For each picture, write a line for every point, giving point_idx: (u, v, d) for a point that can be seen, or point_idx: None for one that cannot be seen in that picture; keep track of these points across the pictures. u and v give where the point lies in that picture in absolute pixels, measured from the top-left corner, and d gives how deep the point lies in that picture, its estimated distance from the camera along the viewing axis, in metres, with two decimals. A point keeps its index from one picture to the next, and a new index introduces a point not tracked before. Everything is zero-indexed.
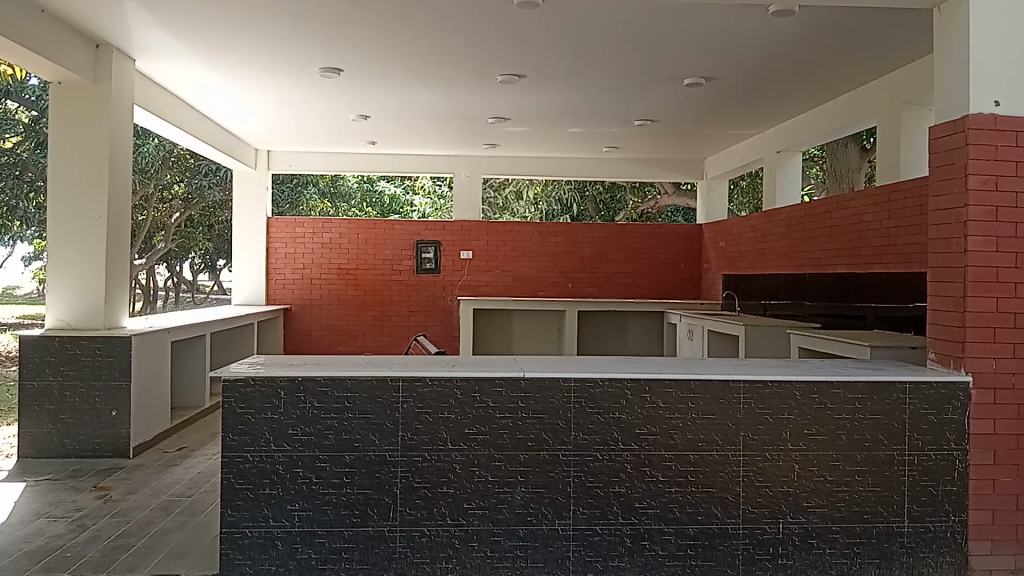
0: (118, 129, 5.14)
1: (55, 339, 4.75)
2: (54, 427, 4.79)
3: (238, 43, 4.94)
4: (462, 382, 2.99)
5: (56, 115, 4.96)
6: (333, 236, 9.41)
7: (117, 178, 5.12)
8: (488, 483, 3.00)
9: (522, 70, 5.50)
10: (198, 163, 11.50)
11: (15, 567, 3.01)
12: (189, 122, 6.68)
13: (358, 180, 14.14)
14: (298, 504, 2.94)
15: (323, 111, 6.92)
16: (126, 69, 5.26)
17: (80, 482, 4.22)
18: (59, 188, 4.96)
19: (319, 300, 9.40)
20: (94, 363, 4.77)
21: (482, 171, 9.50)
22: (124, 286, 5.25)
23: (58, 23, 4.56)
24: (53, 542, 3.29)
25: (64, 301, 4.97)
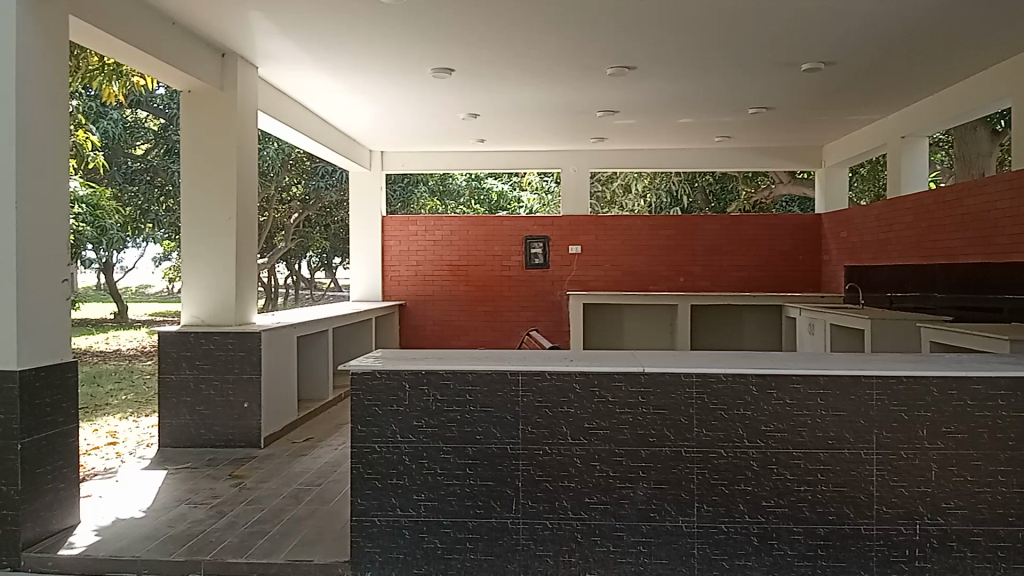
0: (245, 134, 5.36)
1: (190, 335, 5.00)
2: (190, 418, 5.04)
3: (352, 47, 5.07)
4: (581, 376, 2.99)
5: (185, 123, 5.22)
6: (443, 233, 9.56)
7: (244, 181, 5.35)
8: (609, 479, 2.98)
9: (633, 61, 5.42)
10: (315, 165, 12.03)
11: (162, 550, 3.19)
12: (309, 126, 6.94)
13: (466, 178, 14.42)
14: (424, 494, 3.01)
15: (434, 110, 7.04)
16: (249, 76, 5.47)
17: (218, 470, 4.43)
18: (191, 192, 5.23)
19: (432, 296, 9.57)
20: (226, 358, 5.00)
21: (590, 166, 9.47)
22: (253, 284, 5.48)
23: (187, 34, 4.79)
24: (194, 527, 3.47)
25: (199, 298, 5.25)
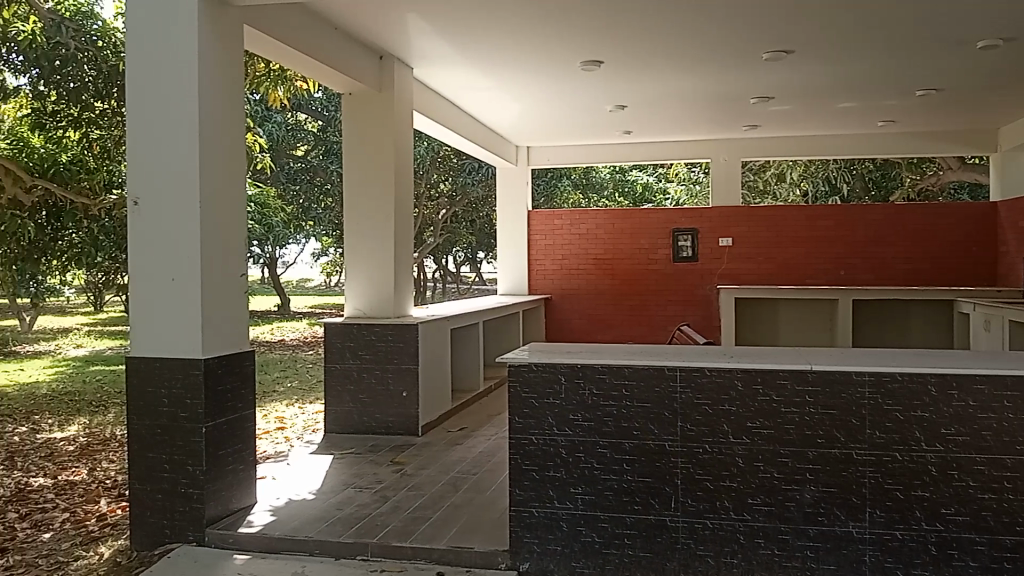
0: (402, 132, 5.54)
1: (353, 326, 5.24)
2: (353, 406, 5.28)
3: (507, 44, 5.14)
4: (743, 373, 2.91)
5: (347, 124, 5.46)
6: (590, 227, 9.56)
7: (402, 178, 5.53)
8: (774, 479, 2.89)
9: (791, 45, 5.24)
10: (462, 161, 12.18)
11: (332, 532, 3.36)
12: (460, 123, 7.09)
13: (611, 170, 14.37)
14: (581, 488, 3.02)
15: (582, 105, 7.06)
16: (405, 77, 5.65)
17: (379, 456, 4.62)
18: (353, 191, 5.46)
19: (578, 288, 9.59)
20: (385, 348, 5.20)
21: (741, 155, 9.21)
22: (411, 278, 5.67)
23: (349, 39, 5.00)
24: (361, 510, 3.63)
25: (359, 291, 5.49)
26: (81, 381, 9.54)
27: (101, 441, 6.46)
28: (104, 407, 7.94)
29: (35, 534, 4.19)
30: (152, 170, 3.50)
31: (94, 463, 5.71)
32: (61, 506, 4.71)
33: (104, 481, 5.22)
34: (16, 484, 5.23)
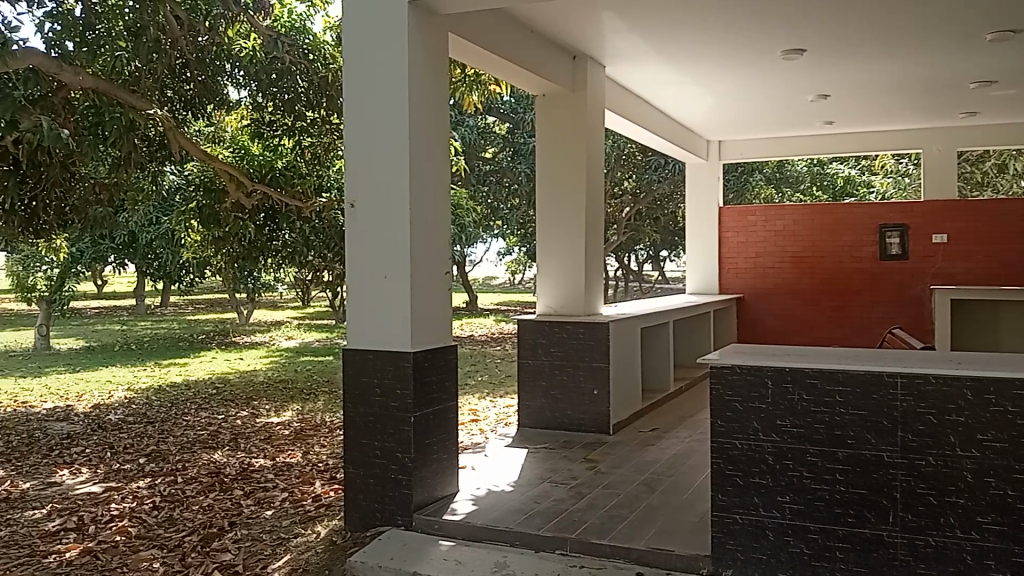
0: (595, 130, 5.55)
1: (546, 323, 5.33)
2: (545, 402, 5.37)
3: (707, 39, 5.07)
4: (973, 382, 2.69)
5: (541, 124, 5.55)
6: (786, 223, 9.17)
7: (595, 176, 5.54)
8: (1007, 498, 2.65)
9: (1020, 23, 4.78)
10: (648, 158, 12.12)
11: (531, 525, 3.43)
12: (650, 119, 7.00)
13: (807, 163, 13.80)
14: (789, 496, 2.91)
15: (780, 96, 6.82)
16: (598, 75, 5.66)
17: (573, 453, 4.67)
18: (548, 190, 5.54)
19: (773, 288, 9.24)
20: (578, 345, 5.25)
21: (956, 145, 8.54)
22: (604, 276, 5.68)
23: (545, 41, 5.07)
24: (558, 505, 3.69)
25: (552, 289, 5.58)
26: (292, 370, 10.32)
27: (313, 427, 6.95)
28: (313, 394, 8.57)
29: (259, 511, 4.57)
30: (367, 174, 3.71)
31: (307, 447, 6.15)
32: (280, 485, 5.11)
33: (316, 465, 5.61)
34: (241, 463, 5.73)
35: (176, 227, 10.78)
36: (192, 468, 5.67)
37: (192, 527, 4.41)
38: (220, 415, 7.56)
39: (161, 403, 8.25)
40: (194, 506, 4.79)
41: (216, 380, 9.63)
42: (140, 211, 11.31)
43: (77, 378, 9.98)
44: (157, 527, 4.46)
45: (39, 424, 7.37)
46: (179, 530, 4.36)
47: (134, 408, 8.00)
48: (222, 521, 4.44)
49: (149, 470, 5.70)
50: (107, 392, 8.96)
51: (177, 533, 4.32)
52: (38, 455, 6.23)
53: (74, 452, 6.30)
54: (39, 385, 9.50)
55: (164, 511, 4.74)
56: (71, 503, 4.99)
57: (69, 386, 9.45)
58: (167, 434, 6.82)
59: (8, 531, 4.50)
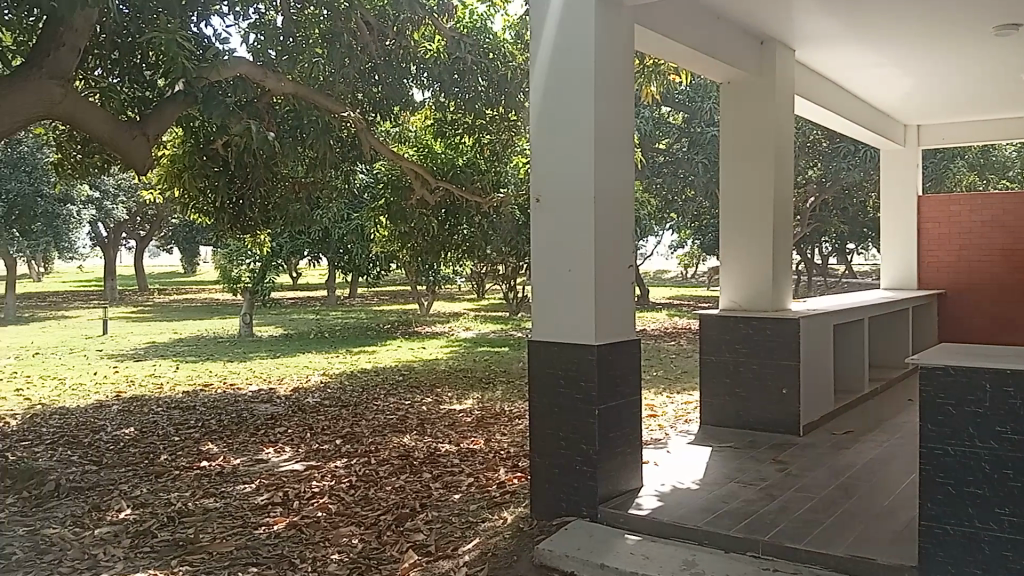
0: (784, 119, 5.33)
1: (730, 319, 5.20)
2: (730, 399, 5.24)
3: (909, 17, 4.74)
4: None
5: (726, 115, 5.41)
6: (996, 213, 8.47)
7: (783, 166, 5.33)
8: None
9: None
10: (834, 146, 11.60)
11: (720, 524, 3.37)
12: (842, 104, 6.65)
13: (1018, 148, 12.73)
14: (1009, 509, 2.67)
15: (990, 76, 6.29)
16: (788, 61, 5.43)
17: (761, 452, 4.53)
18: (732, 183, 5.40)
19: (980, 283, 8.53)
20: (764, 341, 5.08)
21: None
22: (792, 271, 5.46)
23: (730, 28, 4.92)
24: (747, 506, 3.59)
25: (736, 283, 5.44)
26: (472, 360, 10.64)
27: (494, 415, 7.15)
28: (493, 384, 8.82)
29: (448, 494, 4.75)
30: (553, 168, 3.76)
31: (489, 434, 6.33)
32: (466, 471, 5.29)
33: (500, 452, 5.76)
34: (428, 448, 5.98)
35: (366, 222, 11.43)
36: (384, 451, 5.98)
37: (385, 506, 4.64)
38: (407, 400, 7.94)
39: (353, 387, 8.76)
40: (387, 487, 5.04)
41: (402, 367, 10.10)
42: (333, 207, 12.07)
43: (278, 363, 10.77)
44: (354, 505, 4.73)
45: (248, 405, 8.01)
46: (374, 509, 4.61)
47: (329, 392, 8.54)
48: (413, 502, 4.65)
49: (344, 450, 6.07)
50: (304, 377, 9.61)
51: (372, 512, 4.56)
52: (248, 433, 6.78)
53: (278, 432, 6.80)
54: (245, 369, 10.33)
55: (360, 490, 5.03)
56: (277, 479, 5.39)
57: (271, 370, 10.21)
58: (360, 418, 7.22)
59: (224, 502, 4.93)
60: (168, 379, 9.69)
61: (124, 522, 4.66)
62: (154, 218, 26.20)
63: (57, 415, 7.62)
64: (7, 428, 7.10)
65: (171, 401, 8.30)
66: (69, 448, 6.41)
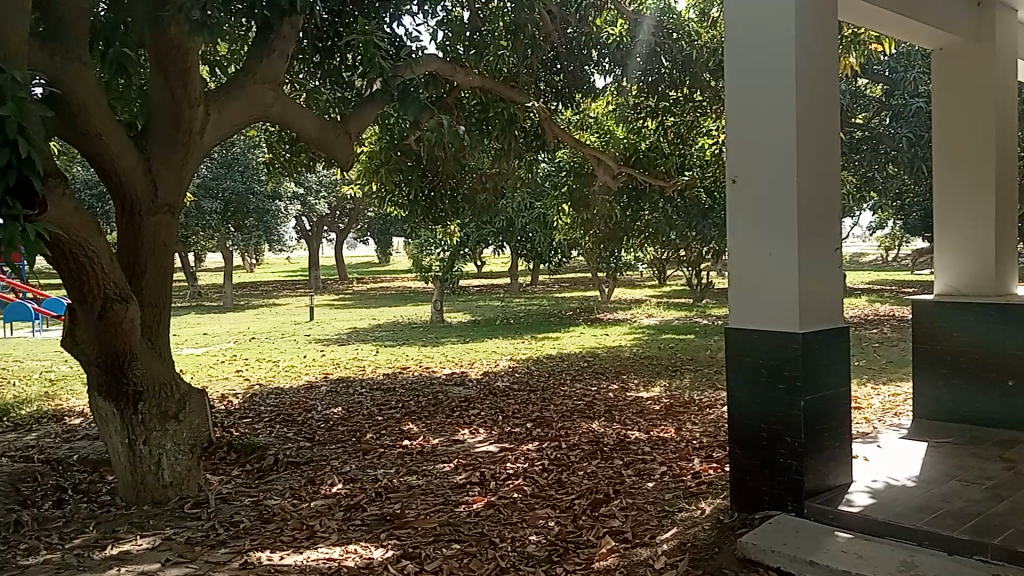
0: (1006, 85, 4.84)
1: (946, 305, 4.83)
2: (946, 390, 4.87)
3: None
4: None
5: (939, 84, 4.98)
6: None
7: (1005, 137, 4.85)
8: None
9: None
10: None
11: (942, 525, 3.13)
12: None
13: None
14: None
15: None
16: (1010, 20, 4.92)
17: (983, 449, 4.17)
18: (946, 159, 4.98)
19: None
20: (987, 328, 4.66)
21: None
22: (1018, 251, 4.98)
23: None
24: (971, 506, 3.31)
25: (954, 267, 5.03)
26: (657, 347, 10.53)
27: (683, 404, 7.03)
28: (681, 371, 8.68)
29: (641, 482, 4.73)
30: (751, 149, 3.60)
31: (680, 423, 6.23)
32: (658, 459, 5.24)
33: (693, 442, 5.66)
34: (619, 434, 5.97)
35: (550, 210, 11.59)
36: (575, 436, 6.02)
37: (580, 490, 4.69)
38: (595, 387, 7.96)
39: (540, 372, 8.91)
40: (579, 471, 5.09)
41: (586, 354, 10.17)
42: (518, 196, 12.33)
43: (467, 348, 11.13)
44: (549, 488, 4.80)
45: (442, 387, 8.35)
46: (569, 493, 4.66)
47: (517, 377, 8.73)
48: (607, 488, 4.66)
49: (536, 434, 6.16)
50: (493, 361, 9.89)
51: (568, 495, 4.62)
52: (444, 415, 7.05)
53: (472, 414, 7.02)
54: (438, 353, 10.77)
55: (553, 474, 5.10)
56: (473, 460, 5.57)
57: (461, 354, 10.59)
58: (548, 402, 7.33)
59: (425, 480, 5.16)
60: (368, 362, 10.26)
61: (336, 495, 4.98)
62: (350, 211, 27.82)
63: (273, 395, 8.27)
64: (232, 406, 7.79)
65: (372, 383, 8.78)
66: (285, 425, 6.93)
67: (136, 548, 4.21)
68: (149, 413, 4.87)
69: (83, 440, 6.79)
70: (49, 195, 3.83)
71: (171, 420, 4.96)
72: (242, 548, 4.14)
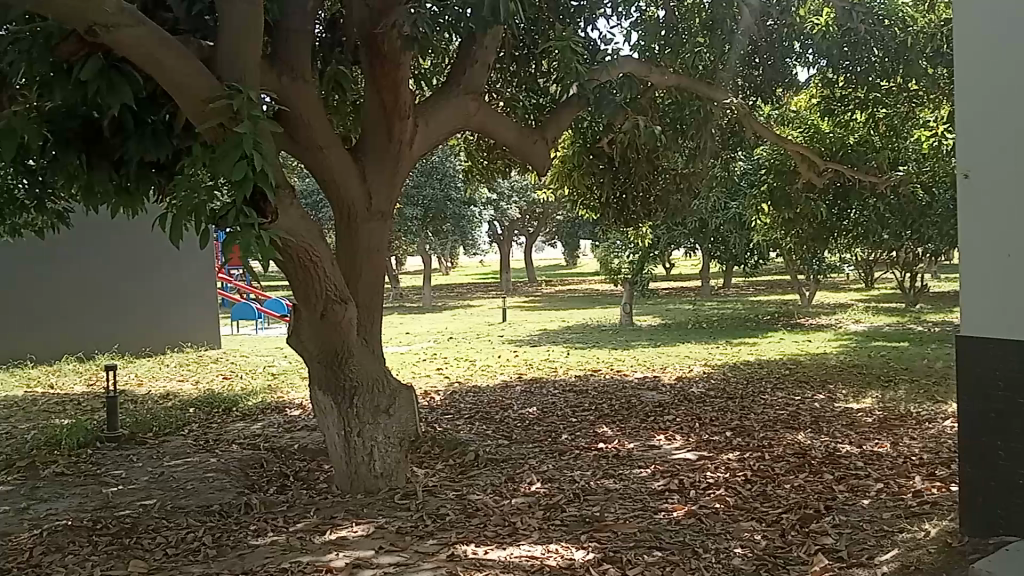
0: None
1: None
2: None
3: None
4: None
5: None
6: None
7: None
8: None
9: None
10: None
11: None
12: None
13: None
14: None
15: None
16: None
17: None
18: None
19: None
20: None
21: None
22: None
23: None
24: None
25: None
26: (865, 355, 9.90)
27: (899, 417, 6.55)
28: (893, 382, 8.10)
29: (855, 498, 4.47)
30: (983, 143, 3.30)
31: (896, 438, 5.82)
32: (873, 475, 4.92)
33: (911, 458, 5.26)
34: (827, 447, 5.67)
35: (747, 211, 11.22)
36: (778, 447, 5.78)
37: (787, 504, 4.50)
38: (798, 396, 7.60)
39: (737, 379, 8.62)
40: (786, 484, 4.88)
41: (786, 360, 9.73)
42: (712, 197, 12.04)
43: (660, 352, 10.99)
44: (753, 500, 4.63)
45: (636, 392, 8.27)
46: (775, 506, 4.48)
47: (714, 383, 8.50)
48: (817, 503, 4.45)
49: (736, 443, 5.97)
50: (687, 366, 9.69)
51: (773, 509, 4.44)
52: (639, 419, 6.99)
53: (668, 420, 6.91)
54: (630, 356, 10.69)
55: (757, 485, 4.92)
56: (671, 466, 5.48)
57: (655, 358, 10.46)
58: (749, 410, 7.08)
59: (624, 485, 5.13)
60: (561, 364, 10.37)
61: (535, 494, 5.06)
62: (540, 214, 28.27)
63: (472, 393, 8.55)
64: (434, 403, 8.14)
65: (566, 385, 8.87)
66: (484, 423, 7.14)
67: (353, 534, 4.48)
68: (363, 407, 5.18)
69: (301, 430, 7.33)
70: (282, 205, 4.16)
71: (383, 415, 5.23)
72: (449, 540, 4.30)
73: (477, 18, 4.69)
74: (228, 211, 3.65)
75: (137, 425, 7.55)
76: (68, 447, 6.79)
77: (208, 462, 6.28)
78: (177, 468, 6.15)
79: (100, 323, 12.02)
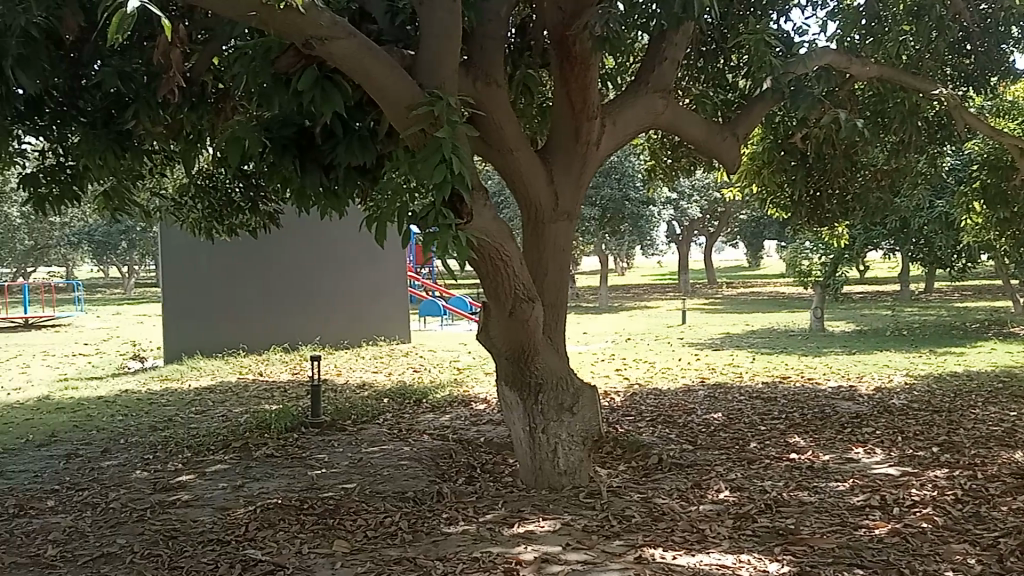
0: None
1: None
2: None
3: None
4: None
5: None
6: None
7: None
8: None
9: None
10: None
11: None
12: None
13: None
14: None
15: None
16: None
17: None
18: None
19: None
20: None
21: None
22: None
23: None
24: None
25: None
26: None
27: None
28: None
29: None
30: None
31: None
32: None
33: None
34: None
35: (956, 210, 10.40)
36: (993, 465, 5.32)
37: (1005, 528, 4.14)
38: (1015, 412, 6.94)
39: (945, 392, 7.99)
40: (1003, 506, 4.48)
41: (1002, 373, 8.91)
42: (914, 194, 11.26)
43: (855, 360, 10.40)
44: (965, 521, 4.29)
45: (829, 401, 7.87)
46: (990, 530, 4.14)
47: (917, 395, 7.93)
48: None
49: (944, 460, 5.56)
50: (886, 376, 9.10)
51: (989, 532, 4.10)
52: (834, 430, 6.65)
53: (866, 432, 6.52)
54: (822, 363, 10.18)
55: (970, 506, 4.55)
56: (871, 481, 5.18)
57: (849, 366, 9.90)
58: (958, 425, 6.56)
59: (819, 498, 4.90)
60: (747, 369, 10.04)
61: (724, 502, 4.93)
62: (723, 214, 27.52)
63: (654, 395, 8.46)
64: (616, 403, 8.13)
65: (753, 391, 8.58)
66: (667, 426, 7.05)
67: (540, 529, 4.56)
68: (547, 405, 5.25)
69: (487, 424, 7.53)
70: (478, 206, 4.29)
71: (566, 413, 5.27)
72: (636, 542, 4.28)
73: (668, 14, 4.63)
74: (428, 213, 3.78)
75: (337, 413, 8.06)
76: (277, 430, 7.35)
77: (401, 451, 6.60)
78: (374, 455, 6.50)
79: (313, 319, 12.95)
